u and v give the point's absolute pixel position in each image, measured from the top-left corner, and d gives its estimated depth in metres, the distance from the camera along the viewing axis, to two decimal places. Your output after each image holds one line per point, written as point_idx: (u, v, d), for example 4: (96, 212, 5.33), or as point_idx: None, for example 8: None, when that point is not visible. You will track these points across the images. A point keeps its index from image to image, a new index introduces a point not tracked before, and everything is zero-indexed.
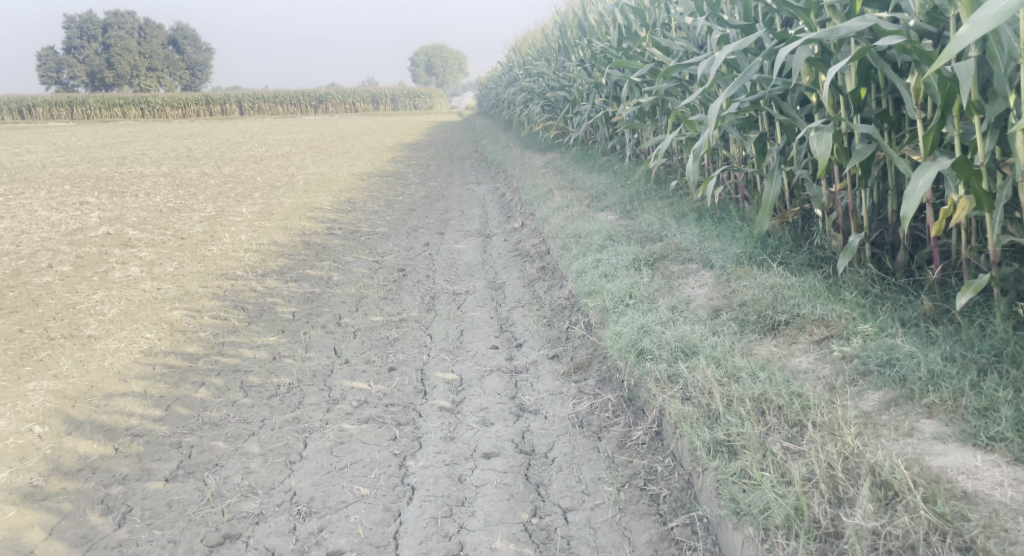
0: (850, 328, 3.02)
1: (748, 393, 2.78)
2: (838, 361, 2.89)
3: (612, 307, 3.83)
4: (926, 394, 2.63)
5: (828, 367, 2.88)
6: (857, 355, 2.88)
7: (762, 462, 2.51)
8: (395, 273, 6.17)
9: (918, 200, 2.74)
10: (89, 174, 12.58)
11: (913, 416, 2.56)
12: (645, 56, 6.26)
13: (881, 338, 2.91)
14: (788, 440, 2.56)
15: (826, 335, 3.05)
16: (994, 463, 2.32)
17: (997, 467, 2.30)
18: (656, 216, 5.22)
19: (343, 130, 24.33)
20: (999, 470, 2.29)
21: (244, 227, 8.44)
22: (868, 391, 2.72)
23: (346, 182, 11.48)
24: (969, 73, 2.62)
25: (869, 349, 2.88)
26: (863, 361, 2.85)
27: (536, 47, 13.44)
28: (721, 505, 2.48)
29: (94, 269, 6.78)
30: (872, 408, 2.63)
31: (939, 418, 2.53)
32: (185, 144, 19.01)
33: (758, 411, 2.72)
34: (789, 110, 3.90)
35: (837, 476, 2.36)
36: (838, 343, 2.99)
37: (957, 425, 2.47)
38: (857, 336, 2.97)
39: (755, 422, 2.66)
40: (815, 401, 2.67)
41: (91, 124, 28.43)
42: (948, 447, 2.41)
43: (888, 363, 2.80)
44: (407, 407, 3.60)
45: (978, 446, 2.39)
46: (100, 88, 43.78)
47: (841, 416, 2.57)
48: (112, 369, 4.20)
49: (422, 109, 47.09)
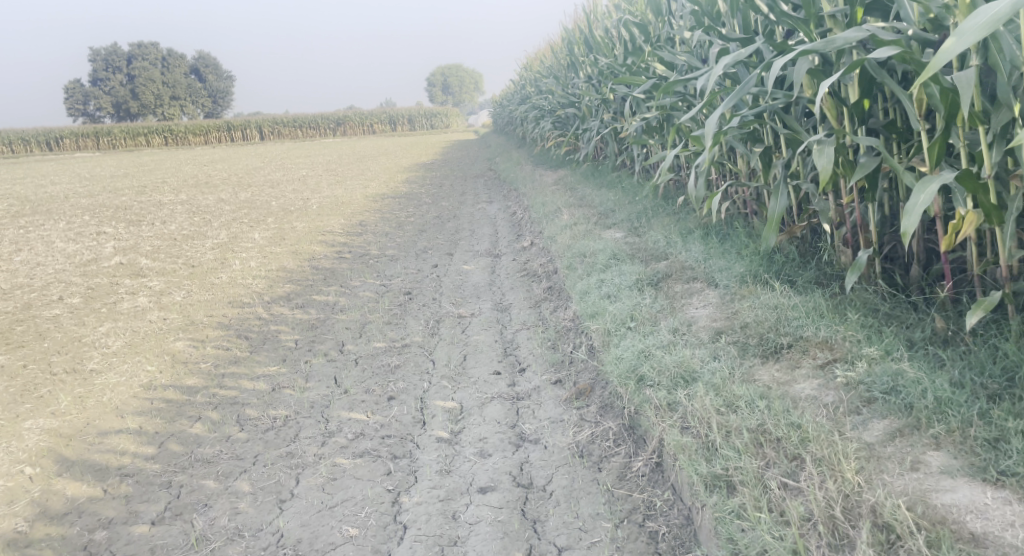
0: (854, 352, 2.90)
1: (746, 424, 2.67)
2: (842, 387, 2.78)
3: (613, 330, 3.72)
4: (933, 423, 2.51)
5: (832, 394, 2.77)
6: (861, 382, 2.76)
7: (760, 499, 2.40)
8: (401, 297, 6.09)
9: (921, 216, 2.63)
10: (107, 204, 12.66)
11: (919, 448, 2.45)
12: (649, 71, 6.16)
13: (887, 362, 2.79)
14: (785, 475, 2.46)
15: (830, 359, 2.93)
16: (1005, 500, 2.22)
17: (1009, 505, 2.20)
18: (663, 233, 5.11)
19: (361, 152, 24.43)
20: (1011, 509, 2.20)
21: (255, 253, 8.41)
22: (872, 420, 2.61)
23: (358, 205, 11.46)
24: (970, 83, 2.55)
25: (874, 375, 2.76)
26: (868, 387, 2.73)
27: (546, 63, 13.37)
28: (719, 545, 2.39)
29: (103, 300, 6.75)
30: (876, 439, 2.53)
31: (947, 449, 2.42)
32: (205, 170, 19.11)
33: (756, 442, 2.60)
34: (792, 124, 3.79)
35: (837, 517, 2.27)
36: (843, 368, 2.86)
37: (966, 458, 2.37)
38: (862, 360, 2.85)
39: (753, 456, 2.55)
40: (815, 432, 2.55)
41: (114, 154, 28.77)
42: (956, 482, 2.31)
43: (894, 389, 2.69)
44: (404, 438, 3.52)
45: (988, 481, 2.29)
46: (125, 118, 44.41)
47: (841, 449, 2.46)
48: (111, 405, 4.15)
49: (438, 128, 47.28)
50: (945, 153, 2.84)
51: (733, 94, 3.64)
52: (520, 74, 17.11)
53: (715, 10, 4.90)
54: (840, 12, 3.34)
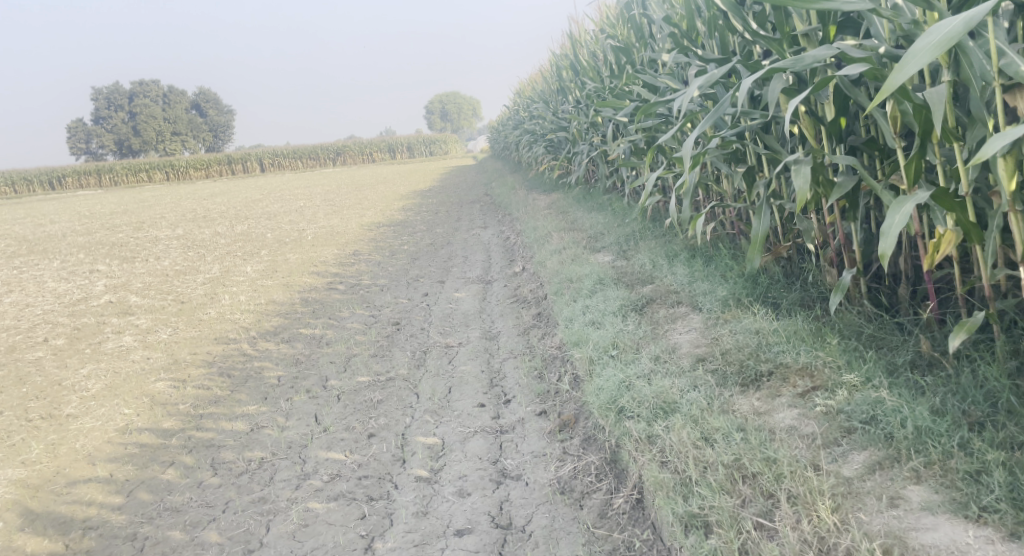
0: (835, 379, 2.80)
1: (722, 458, 2.56)
2: (822, 417, 2.66)
3: (596, 359, 3.60)
4: (913, 456, 2.41)
5: (811, 425, 2.65)
6: (841, 411, 2.65)
7: (734, 541, 2.31)
8: (389, 328, 5.98)
9: (897, 237, 2.55)
10: (104, 241, 12.59)
11: (899, 482, 2.35)
12: (632, 93, 6.09)
13: (867, 390, 2.68)
14: (761, 515, 2.36)
15: (810, 387, 2.83)
16: (987, 540, 2.13)
17: (991, 545, 2.12)
18: (650, 256, 5.01)
19: (360, 180, 24.41)
20: (993, 549, 2.11)
21: (246, 287, 8.32)
22: (852, 452, 2.51)
23: (353, 234, 11.38)
24: (941, 100, 2.48)
25: (854, 403, 2.66)
26: (848, 416, 2.63)
27: (538, 87, 13.31)
28: None
29: (89, 340, 6.63)
30: (855, 473, 2.42)
31: (927, 483, 2.32)
32: (205, 203, 19.07)
33: (732, 478, 2.50)
34: (771, 144, 3.70)
35: None
36: (823, 396, 2.75)
37: (947, 493, 2.27)
38: (842, 388, 2.75)
39: (727, 493, 2.45)
40: (791, 468, 2.45)
41: (116, 191, 28.82)
42: (937, 519, 2.22)
43: (874, 419, 2.58)
44: (382, 479, 3.41)
45: (970, 518, 2.20)
46: (127, 155, 44.60)
47: (815, 487, 2.36)
48: (85, 452, 4.05)
49: (437, 154, 47.39)
50: (922, 170, 2.76)
51: (709, 116, 3.55)
52: (515, 98, 17.05)
53: (693, 31, 4.83)
54: (813, 31, 3.26)
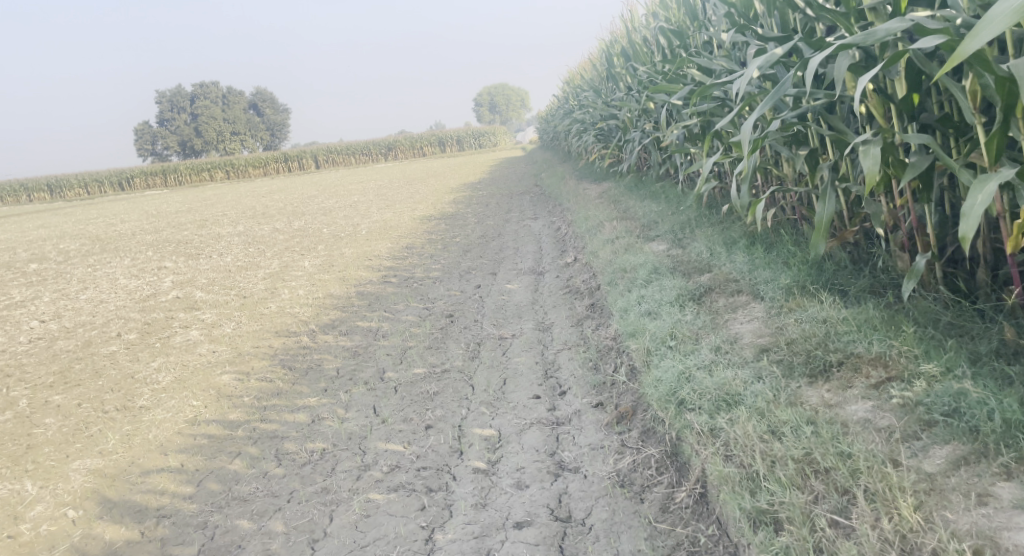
0: (912, 370, 2.68)
1: (792, 453, 2.48)
2: (899, 410, 2.56)
3: (654, 349, 3.53)
4: (1002, 451, 2.29)
5: (887, 418, 2.55)
6: (920, 403, 2.54)
7: (809, 539, 2.24)
8: (444, 320, 5.99)
9: (979, 217, 2.42)
10: (170, 239, 12.91)
11: (987, 478, 2.24)
12: (686, 78, 5.97)
13: (948, 381, 2.56)
14: (835, 512, 2.28)
15: (884, 378, 2.72)
16: None
17: None
18: (706, 243, 4.90)
19: (411, 175, 24.56)
20: None
21: (305, 281, 8.44)
22: (934, 447, 2.39)
23: (407, 228, 11.45)
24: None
25: (934, 394, 2.54)
26: (927, 409, 2.51)
27: (587, 76, 13.19)
28: None
29: (158, 334, 6.80)
30: (937, 468, 2.32)
31: (1019, 480, 2.21)
32: (264, 200, 19.42)
33: (804, 473, 2.42)
34: (836, 125, 3.58)
35: None
36: (898, 388, 2.64)
37: None
38: (920, 379, 2.63)
39: (800, 489, 2.38)
40: (866, 463, 2.36)
41: (180, 190, 29.57)
42: None
43: (956, 411, 2.47)
44: (440, 470, 3.40)
45: None
46: (189, 155, 45.73)
47: (895, 483, 2.27)
48: (156, 443, 4.15)
49: (488, 146, 47.42)
50: (1003, 147, 2.66)
51: (771, 95, 3.42)
52: (564, 87, 16.92)
53: (752, 10, 4.69)
54: (883, 3, 3.15)
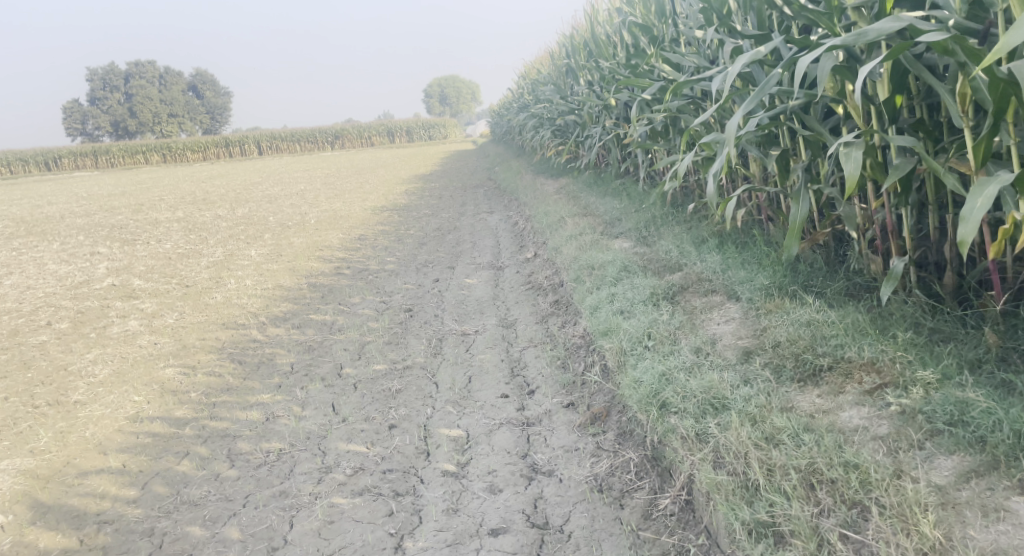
0: (908, 376, 2.65)
1: (792, 462, 2.42)
2: (897, 417, 2.52)
3: (629, 350, 3.46)
4: (1014, 463, 2.25)
5: (885, 425, 2.52)
6: (920, 411, 2.51)
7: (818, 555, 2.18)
8: (402, 314, 5.83)
9: (979, 222, 2.43)
10: (103, 223, 12.40)
11: (1001, 492, 2.19)
12: (653, 74, 5.91)
13: (947, 389, 2.53)
14: (845, 525, 2.23)
15: (878, 384, 2.69)
16: None
17: None
18: (675, 242, 4.85)
19: (359, 164, 24.13)
20: None
21: (251, 271, 8.17)
22: (938, 458, 2.35)
23: (357, 218, 11.20)
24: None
25: (934, 403, 2.51)
26: (928, 417, 2.48)
27: (545, 71, 13.09)
28: None
29: (93, 324, 6.48)
30: (946, 481, 2.27)
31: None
32: (205, 186, 18.86)
33: (807, 484, 2.37)
34: (813, 125, 3.54)
35: None
36: (894, 394, 2.61)
37: None
38: (917, 386, 2.60)
39: (804, 501, 2.32)
40: (877, 476, 2.30)
41: (113, 172, 28.53)
42: None
43: (960, 420, 2.43)
44: (407, 472, 3.27)
45: None
46: (124, 137, 44.25)
47: (913, 497, 2.21)
48: (95, 442, 3.93)
49: (437, 138, 47.14)
50: (990, 151, 2.64)
51: (755, 94, 3.36)
52: (519, 80, 16.79)
53: (725, 7, 4.63)
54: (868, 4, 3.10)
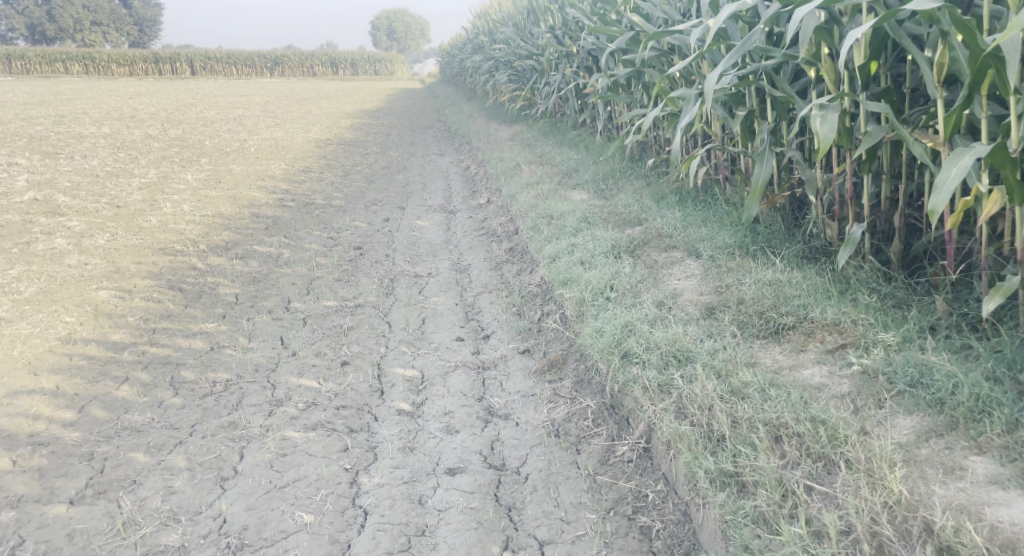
0: (869, 338, 2.75)
1: (760, 417, 2.49)
2: (859, 377, 2.62)
3: (590, 300, 3.51)
4: (973, 423, 2.35)
5: (846, 384, 2.62)
6: (881, 372, 2.61)
7: (783, 505, 2.25)
8: (351, 252, 5.73)
9: (951, 191, 2.49)
10: (22, 133, 11.75)
11: (959, 452, 2.28)
12: (622, 24, 5.86)
13: (908, 352, 2.64)
14: (810, 478, 2.29)
15: (840, 344, 2.79)
16: None
17: None
18: (634, 196, 4.87)
19: (299, 95, 23.42)
20: None
21: (188, 196, 7.90)
22: (898, 417, 2.45)
23: (300, 150, 10.91)
24: (1016, 52, 2.36)
25: (895, 365, 2.61)
26: (890, 378, 2.58)
27: (503, 14, 12.87)
28: (729, 550, 2.23)
29: (15, 240, 6.18)
30: (908, 439, 2.36)
31: (992, 455, 2.24)
32: (133, 103, 18.03)
33: (773, 437, 2.44)
34: (785, 86, 3.54)
35: (885, 535, 2.08)
36: (856, 355, 2.72)
37: (1016, 466, 2.19)
38: (877, 347, 2.70)
39: (770, 454, 2.38)
40: (844, 431, 2.38)
41: (31, 80, 27.00)
42: (1009, 495, 2.12)
43: (921, 382, 2.53)
44: (361, 410, 3.25)
45: None
46: (44, 44, 41.84)
47: (880, 454, 2.27)
48: (26, 363, 3.80)
49: (381, 75, 46.17)
50: (958, 124, 2.70)
51: (734, 49, 3.31)
52: (474, 21, 16.48)
53: None
54: None
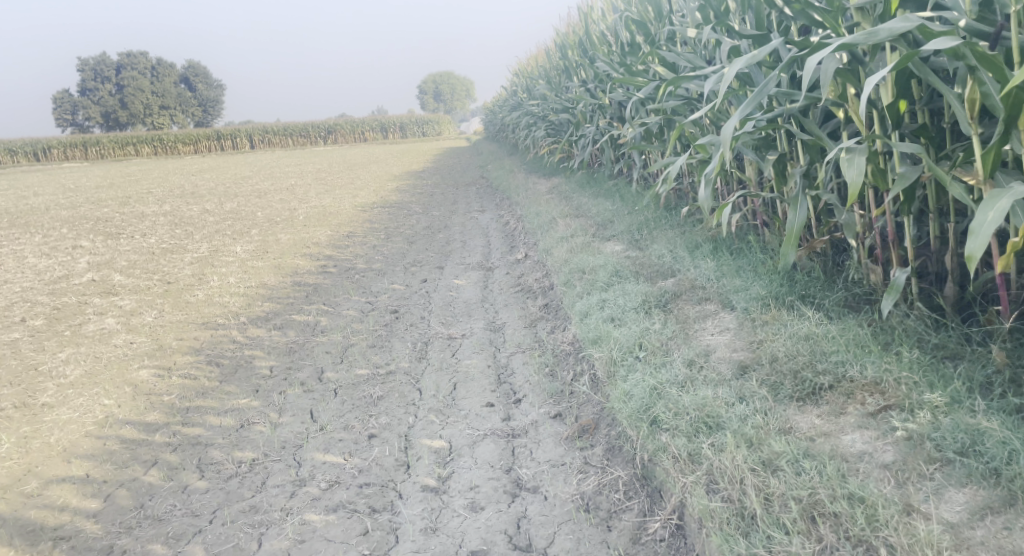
0: (914, 399, 2.57)
1: (793, 492, 2.34)
2: (904, 444, 2.45)
3: (619, 360, 3.36)
4: None
5: (890, 452, 2.45)
6: (928, 437, 2.43)
7: None
8: (387, 316, 5.67)
9: (989, 236, 2.33)
10: (90, 216, 12.18)
11: (1018, 532, 2.12)
12: (649, 74, 5.78)
13: (957, 415, 2.46)
14: None
15: (882, 406, 2.61)
16: None
17: None
18: (668, 246, 4.72)
19: (351, 161, 23.93)
20: None
21: (236, 268, 8.00)
22: (949, 490, 2.28)
23: (346, 215, 11.03)
24: None
25: (942, 430, 2.43)
26: (937, 444, 2.41)
27: (539, 70, 12.95)
28: None
29: (68, 322, 6.30)
30: (958, 518, 2.20)
31: None
32: (194, 179, 18.59)
33: (808, 517, 2.29)
34: (813, 129, 3.39)
35: None
36: (899, 418, 2.54)
37: None
38: (923, 409, 2.53)
39: (805, 537, 2.23)
40: (884, 511, 2.23)
41: (103, 165, 28.23)
42: None
43: (973, 449, 2.36)
44: (384, 487, 3.12)
45: None
46: (116, 129, 43.86)
47: (926, 538, 2.13)
48: (60, 449, 3.78)
49: (430, 135, 47.08)
50: (998, 160, 2.58)
51: (753, 96, 3.19)
52: (513, 77, 16.59)
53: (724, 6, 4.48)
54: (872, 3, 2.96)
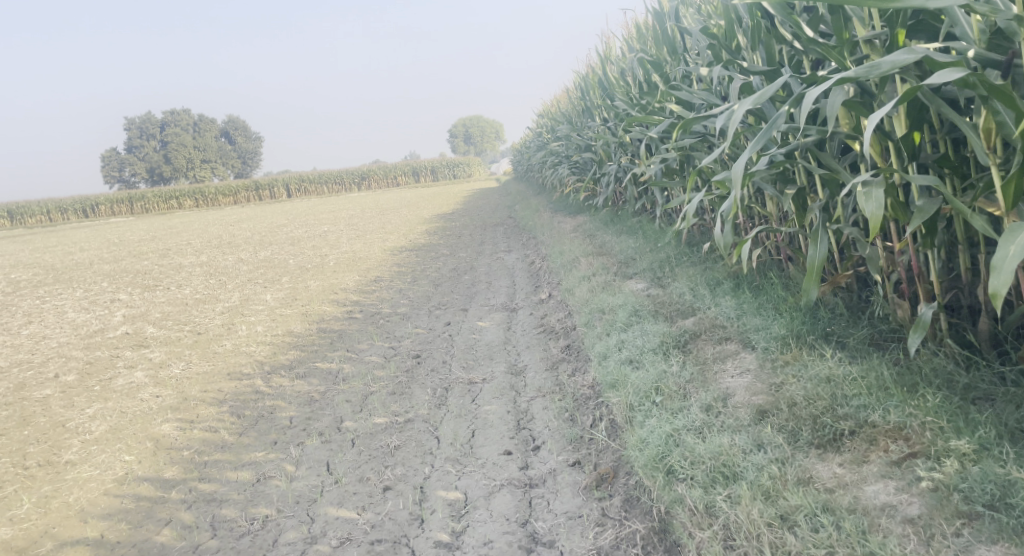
0: (940, 446, 2.49)
1: (811, 549, 2.30)
2: (930, 496, 2.38)
3: (637, 405, 3.26)
4: None
5: (916, 504, 2.37)
6: (956, 488, 2.37)
7: None
8: (409, 361, 5.62)
9: (1012, 271, 2.27)
10: (128, 269, 12.35)
11: None
12: (666, 111, 5.73)
13: (986, 463, 2.38)
14: None
15: (907, 454, 2.54)
16: None
17: None
18: (689, 283, 4.62)
19: (384, 205, 24.15)
20: None
21: (265, 316, 8.02)
22: (979, 547, 2.21)
23: (375, 259, 11.07)
24: None
25: (971, 480, 2.36)
26: (965, 495, 2.34)
27: (563, 109, 12.98)
28: None
29: (98, 376, 6.33)
30: None
31: None
32: (231, 229, 18.86)
33: None
34: (828, 162, 3.30)
35: None
36: (925, 467, 2.46)
37: None
38: (951, 457, 2.45)
39: None
40: None
41: (144, 217, 28.81)
42: None
43: (1004, 502, 2.29)
44: (397, 543, 3.07)
45: None
46: (158, 183, 44.96)
47: None
48: (77, 508, 3.76)
49: (461, 176, 47.50)
50: (1021, 191, 2.50)
51: (762, 131, 3.10)
52: (539, 118, 16.66)
53: (735, 42, 4.44)
54: (878, 36, 2.93)
